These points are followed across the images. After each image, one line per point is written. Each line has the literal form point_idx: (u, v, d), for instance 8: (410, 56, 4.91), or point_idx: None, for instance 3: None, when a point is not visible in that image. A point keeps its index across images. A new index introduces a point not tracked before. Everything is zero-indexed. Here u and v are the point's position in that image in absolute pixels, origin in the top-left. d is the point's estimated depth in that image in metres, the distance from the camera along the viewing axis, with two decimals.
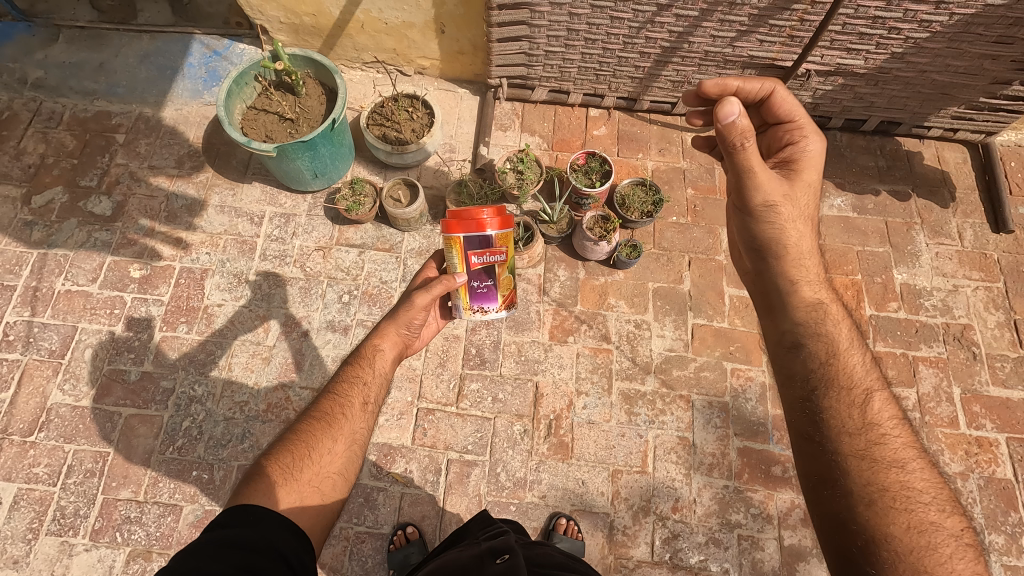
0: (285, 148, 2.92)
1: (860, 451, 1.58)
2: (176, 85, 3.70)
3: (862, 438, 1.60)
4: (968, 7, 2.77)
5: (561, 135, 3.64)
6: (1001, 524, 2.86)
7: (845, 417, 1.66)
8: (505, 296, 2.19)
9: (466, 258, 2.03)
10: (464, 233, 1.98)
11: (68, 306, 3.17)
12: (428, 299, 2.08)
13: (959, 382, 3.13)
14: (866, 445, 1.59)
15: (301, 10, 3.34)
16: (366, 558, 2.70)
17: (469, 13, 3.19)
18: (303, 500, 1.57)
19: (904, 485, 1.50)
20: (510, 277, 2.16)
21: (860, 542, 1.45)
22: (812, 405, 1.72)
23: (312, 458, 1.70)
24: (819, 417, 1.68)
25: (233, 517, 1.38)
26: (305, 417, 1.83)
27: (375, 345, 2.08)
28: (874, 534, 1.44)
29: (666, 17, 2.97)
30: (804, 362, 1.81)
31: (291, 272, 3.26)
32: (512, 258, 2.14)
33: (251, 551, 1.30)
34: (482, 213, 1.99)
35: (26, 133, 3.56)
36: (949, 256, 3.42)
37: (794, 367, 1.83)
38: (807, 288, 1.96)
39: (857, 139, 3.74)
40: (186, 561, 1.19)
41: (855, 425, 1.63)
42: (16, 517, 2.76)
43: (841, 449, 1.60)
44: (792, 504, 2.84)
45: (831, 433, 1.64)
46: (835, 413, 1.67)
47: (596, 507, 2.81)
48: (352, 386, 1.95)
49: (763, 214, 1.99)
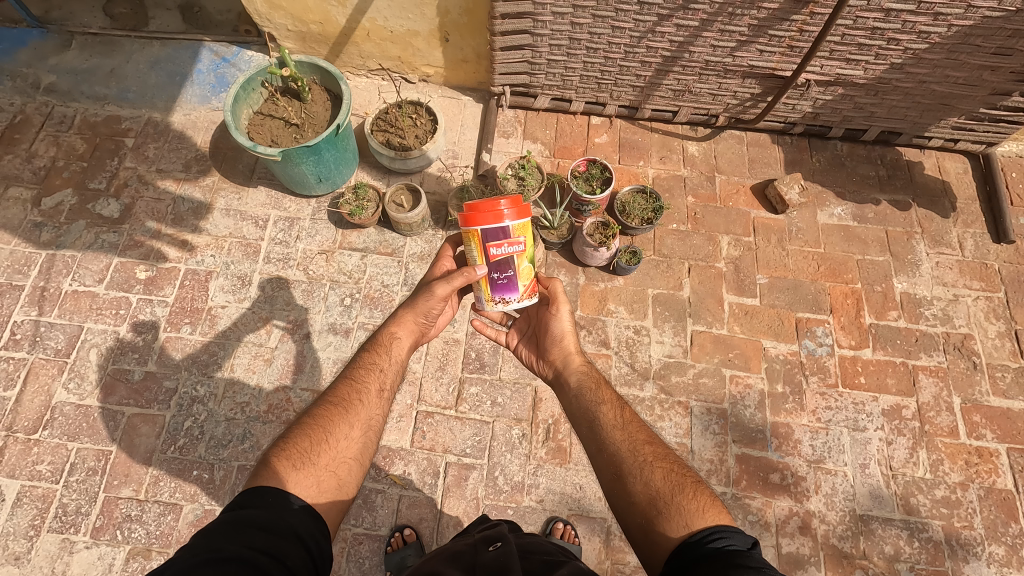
0: (290, 153, 2.97)
1: (625, 442, 1.72)
2: (185, 91, 3.77)
3: (623, 432, 1.76)
4: (967, 18, 2.80)
5: (563, 142, 3.68)
6: (1001, 535, 2.84)
7: (611, 422, 1.81)
8: (527, 286, 2.15)
9: (484, 251, 2.03)
10: (482, 226, 1.99)
11: (74, 306, 3.22)
12: (448, 290, 2.11)
13: (960, 392, 3.13)
14: (632, 442, 1.72)
15: (308, 18, 3.41)
16: (364, 560, 2.71)
17: (472, 21, 3.24)
18: (320, 484, 1.57)
19: (653, 456, 1.67)
20: (531, 267, 2.13)
21: (642, 518, 1.52)
22: (591, 427, 1.82)
23: (329, 444, 1.70)
24: (596, 433, 1.79)
25: (252, 499, 1.41)
26: (322, 401, 1.85)
27: (391, 333, 2.14)
28: (651, 510, 1.52)
29: (667, 27, 3.01)
30: (577, 403, 1.95)
31: (295, 275, 3.30)
32: (530, 248, 2.13)
33: (272, 534, 1.33)
34: (500, 203, 1.99)
35: (38, 136, 3.63)
36: (950, 266, 3.42)
37: (573, 412, 1.94)
38: (576, 358, 2.15)
39: (858, 149, 3.76)
40: (207, 540, 1.24)
41: (617, 424, 1.79)
42: (18, 514, 2.79)
43: (615, 448, 1.71)
44: (791, 511, 2.84)
45: (605, 439, 1.75)
46: (606, 421, 1.82)
47: (593, 512, 2.82)
48: (368, 372, 1.98)
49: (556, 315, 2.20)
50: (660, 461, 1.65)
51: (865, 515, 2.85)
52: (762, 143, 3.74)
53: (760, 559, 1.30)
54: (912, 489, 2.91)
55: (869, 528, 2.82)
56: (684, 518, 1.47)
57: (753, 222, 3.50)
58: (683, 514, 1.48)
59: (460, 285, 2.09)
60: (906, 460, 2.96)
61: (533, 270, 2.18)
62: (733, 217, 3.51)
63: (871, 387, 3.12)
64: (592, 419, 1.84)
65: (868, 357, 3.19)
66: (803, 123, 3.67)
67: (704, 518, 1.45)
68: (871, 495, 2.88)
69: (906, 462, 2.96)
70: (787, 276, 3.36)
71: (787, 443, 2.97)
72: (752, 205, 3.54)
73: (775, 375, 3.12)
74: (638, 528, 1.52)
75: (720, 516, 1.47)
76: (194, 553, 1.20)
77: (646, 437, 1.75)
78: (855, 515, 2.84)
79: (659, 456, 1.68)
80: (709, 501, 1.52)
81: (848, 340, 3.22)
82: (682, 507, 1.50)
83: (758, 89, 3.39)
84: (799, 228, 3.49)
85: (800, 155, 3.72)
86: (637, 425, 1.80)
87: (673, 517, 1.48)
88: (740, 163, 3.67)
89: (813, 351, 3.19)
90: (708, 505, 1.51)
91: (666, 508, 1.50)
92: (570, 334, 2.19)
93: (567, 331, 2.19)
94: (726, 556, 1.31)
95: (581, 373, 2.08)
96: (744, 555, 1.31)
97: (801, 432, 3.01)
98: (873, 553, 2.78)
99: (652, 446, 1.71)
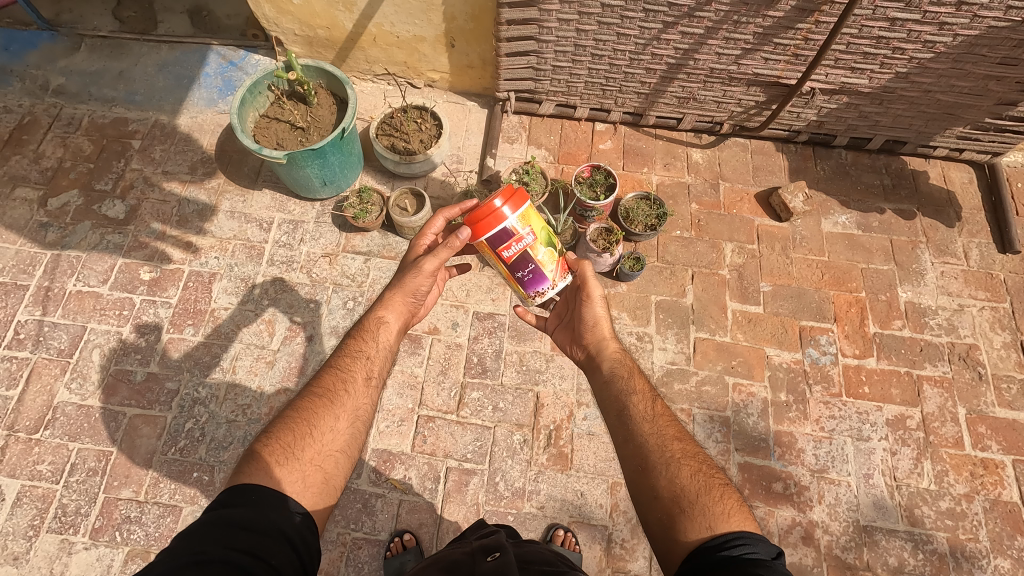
0: (296, 156, 2.98)
1: (654, 436, 1.71)
2: (192, 94, 3.79)
3: (652, 426, 1.75)
4: (972, 29, 2.79)
5: (567, 148, 3.69)
6: (1007, 548, 2.81)
7: (641, 413, 1.80)
8: (555, 270, 2.15)
9: (499, 255, 2.05)
10: (487, 232, 1.97)
11: (78, 306, 3.23)
12: (436, 264, 2.13)
13: (965, 402, 3.10)
14: (663, 437, 1.71)
15: (315, 23, 3.43)
16: (363, 564, 2.69)
17: (478, 27, 3.26)
18: (306, 479, 1.57)
19: (682, 454, 1.66)
20: (549, 250, 2.11)
21: (664, 513, 1.52)
22: (621, 416, 1.81)
23: (314, 436, 1.69)
24: (625, 423, 1.78)
25: (236, 497, 1.40)
26: (305, 392, 1.84)
27: (379, 317, 2.12)
28: (677, 506, 1.51)
29: (672, 34, 3.01)
30: (609, 390, 1.94)
31: (298, 278, 3.31)
32: (543, 232, 2.09)
33: (257, 533, 1.33)
34: (495, 205, 1.95)
35: (45, 138, 3.66)
36: (955, 276, 3.41)
37: (603, 399, 1.93)
38: (611, 344, 2.12)
39: (862, 158, 3.75)
40: (188, 542, 1.23)
41: (647, 417, 1.78)
42: (18, 514, 2.78)
43: (643, 440, 1.70)
44: (793, 521, 2.81)
45: (634, 430, 1.74)
46: (636, 412, 1.80)
47: (595, 519, 2.80)
48: (354, 361, 1.97)
49: (590, 299, 2.17)
50: (689, 459, 1.64)
51: (868, 525, 2.82)
52: (766, 151, 3.74)
53: (785, 570, 1.28)
54: (916, 500, 2.88)
55: (872, 539, 2.79)
56: (707, 520, 1.45)
57: (758, 229, 3.49)
58: (707, 515, 1.47)
59: (446, 259, 2.10)
60: (910, 470, 2.94)
61: (556, 254, 2.16)
62: (737, 224, 3.50)
63: (874, 396, 3.10)
64: (622, 409, 1.83)
65: (872, 366, 3.17)
66: (807, 131, 3.67)
67: (729, 523, 1.44)
68: (874, 505, 2.86)
69: (909, 473, 2.93)
70: (791, 284, 3.35)
71: (790, 452, 2.95)
72: (756, 212, 3.54)
73: (778, 384, 3.10)
74: (659, 524, 1.52)
75: (745, 523, 1.45)
76: (174, 557, 1.19)
77: (676, 432, 1.73)
78: (859, 525, 2.82)
79: (688, 454, 1.66)
80: (735, 506, 1.50)
81: (851, 348, 3.21)
82: (707, 508, 1.48)
83: (762, 97, 3.40)
84: (803, 236, 3.49)
85: (804, 163, 3.72)
86: (667, 418, 1.79)
87: (697, 517, 1.47)
88: (744, 170, 3.68)
89: (816, 360, 3.17)
90: (734, 510, 1.48)
91: (690, 508, 1.49)
92: (604, 319, 2.17)
93: (601, 317, 2.17)
94: (747, 564, 1.29)
95: (614, 360, 2.05)
96: (766, 565, 1.28)
97: (804, 441, 2.98)
98: (876, 564, 2.75)
99: (681, 442, 1.70)
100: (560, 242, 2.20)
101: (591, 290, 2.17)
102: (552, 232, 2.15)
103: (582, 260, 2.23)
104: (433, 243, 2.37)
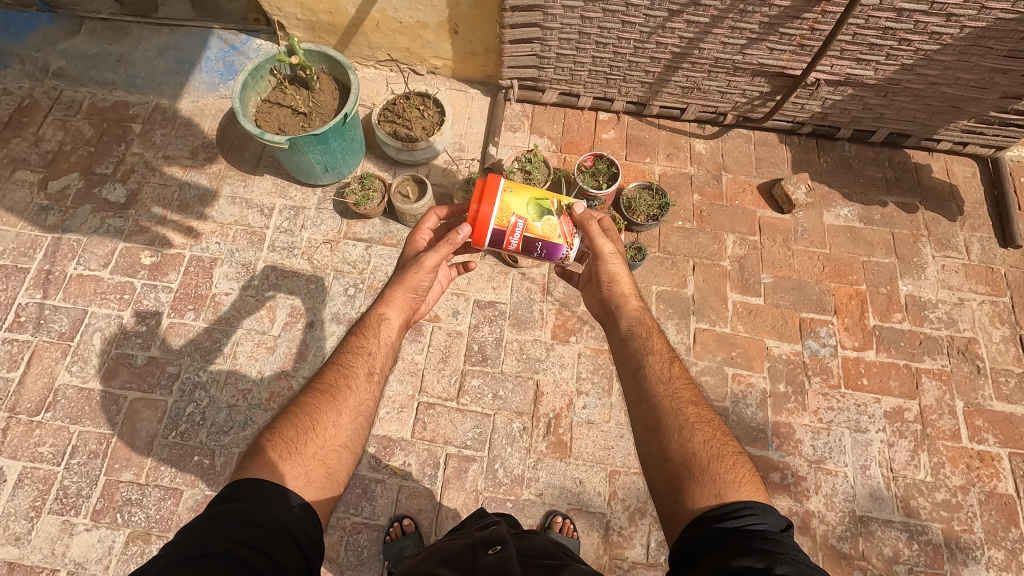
0: (297, 141, 2.96)
1: (668, 398, 1.71)
2: (194, 78, 3.77)
3: (667, 388, 1.74)
4: (979, 20, 2.77)
5: (570, 138, 3.68)
6: (1001, 539, 2.84)
7: (657, 373, 1.79)
8: (562, 234, 2.11)
9: (508, 250, 2.14)
10: (485, 238, 2.08)
11: (79, 289, 3.22)
12: (436, 260, 2.12)
13: (963, 395, 3.12)
14: (677, 400, 1.70)
15: (318, 7, 3.40)
16: (362, 549, 2.72)
17: (482, 13, 3.23)
18: (309, 474, 1.57)
19: (696, 419, 1.66)
20: (546, 220, 2.09)
21: (671, 475, 1.53)
22: (636, 376, 1.81)
23: (317, 431, 1.69)
24: (640, 383, 1.78)
25: (238, 491, 1.41)
26: (307, 388, 1.83)
27: (380, 314, 2.11)
28: (686, 470, 1.52)
29: (677, 23, 2.98)
30: (625, 347, 1.93)
31: (299, 265, 3.30)
32: (532, 207, 2.07)
33: (257, 526, 1.33)
34: (476, 213, 2.06)
35: (45, 121, 3.64)
36: (955, 269, 3.41)
37: (619, 356, 1.93)
38: (632, 300, 2.07)
39: (865, 150, 3.74)
40: (189, 537, 1.24)
41: (663, 378, 1.78)
42: (19, 495, 2.80)
43: (657, 400, 1.71)
44: (790, 510, 2.84)
45: (648, 391, 1.74)
46: (652, 373, 1.80)
47: (593, 507, 2.82)
48: (356, 356, 1.97)
49: (601, 256, 2.13)
50: (702, 424, 1.64)
51: (865, 516, 2.84)
52: (770, 142, 3.73)
53: (791, 546, 1.30)
54: (913, 492, 2.90)
55: (868, 529, 2.82)
56: (716, 488, 1.46)
57: (760, 221, 3.49)
58: (716, 483, 1.47)
59: (447, 254, 2.10)
60: (907, 462, 2.96)
61: (558, 216, 2.11)
62: (738, 216, 3.50)
63: (873, 388, 3.11)
64: (638, 367, 1.83)
65: (871, 359, 3.18)
66: (812, 123, 3.66)
67: (739, 492, 1.45)
68: (871, 496, 2.88)
69: (907, 464, 2.95)
70: (792, 276, 3.35)
71: (788, 442, 2.97)
72: (758, 204, 3.53)
73: (777, 375, 3.12)
74: (666, 489, 1.53)
75: (755, 493, 1.46)
76: (175, 551, 1.20)
77: (692, 396, 1.73)
78: (855, 516, 2.84)
79: (703, 419, 1.67)
80: (746, 476, 1.51)
81: (851, 341, 3.21)
82: (717, 476, 1.49)
83: (767, 88, 3.38)
84: (805, 229, 3.48)
85: (808, 155, 3.71)
86: (682, 382, 1.79)
87: (706, 484, 1.47)
88: (748, 162, 3.67)
89: (815, 351, 3.18)
90: (745, 480, 1.49)
91: (700, 475, 1.49)
92: (621, 275, 2.12)
93: (617, 273, 2.11)
94: (751, 536, 1.31)
95: (633, 317, 2.02)
96: (774, 538, 1.30)
97: (802, 432, 3.00)
98: (872, 553, 2.78)
99: (696, 407, 1.70)
100: (558, 201, 2.13)
101: (602, 248, 2.13)
102: (544, 197, 2.10)
103: (588, 213, 2.15)
104: (430, 239, 2.37)
